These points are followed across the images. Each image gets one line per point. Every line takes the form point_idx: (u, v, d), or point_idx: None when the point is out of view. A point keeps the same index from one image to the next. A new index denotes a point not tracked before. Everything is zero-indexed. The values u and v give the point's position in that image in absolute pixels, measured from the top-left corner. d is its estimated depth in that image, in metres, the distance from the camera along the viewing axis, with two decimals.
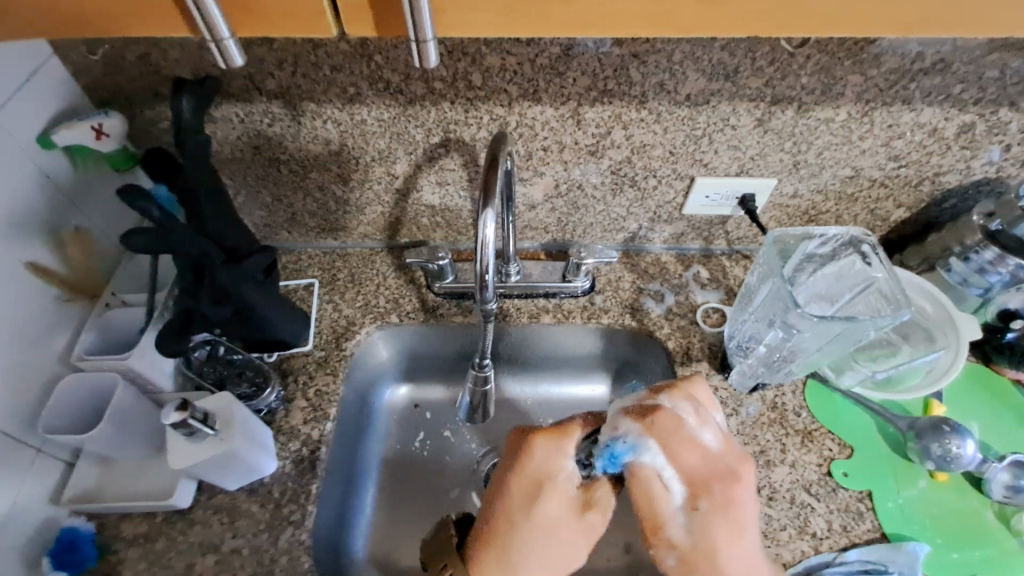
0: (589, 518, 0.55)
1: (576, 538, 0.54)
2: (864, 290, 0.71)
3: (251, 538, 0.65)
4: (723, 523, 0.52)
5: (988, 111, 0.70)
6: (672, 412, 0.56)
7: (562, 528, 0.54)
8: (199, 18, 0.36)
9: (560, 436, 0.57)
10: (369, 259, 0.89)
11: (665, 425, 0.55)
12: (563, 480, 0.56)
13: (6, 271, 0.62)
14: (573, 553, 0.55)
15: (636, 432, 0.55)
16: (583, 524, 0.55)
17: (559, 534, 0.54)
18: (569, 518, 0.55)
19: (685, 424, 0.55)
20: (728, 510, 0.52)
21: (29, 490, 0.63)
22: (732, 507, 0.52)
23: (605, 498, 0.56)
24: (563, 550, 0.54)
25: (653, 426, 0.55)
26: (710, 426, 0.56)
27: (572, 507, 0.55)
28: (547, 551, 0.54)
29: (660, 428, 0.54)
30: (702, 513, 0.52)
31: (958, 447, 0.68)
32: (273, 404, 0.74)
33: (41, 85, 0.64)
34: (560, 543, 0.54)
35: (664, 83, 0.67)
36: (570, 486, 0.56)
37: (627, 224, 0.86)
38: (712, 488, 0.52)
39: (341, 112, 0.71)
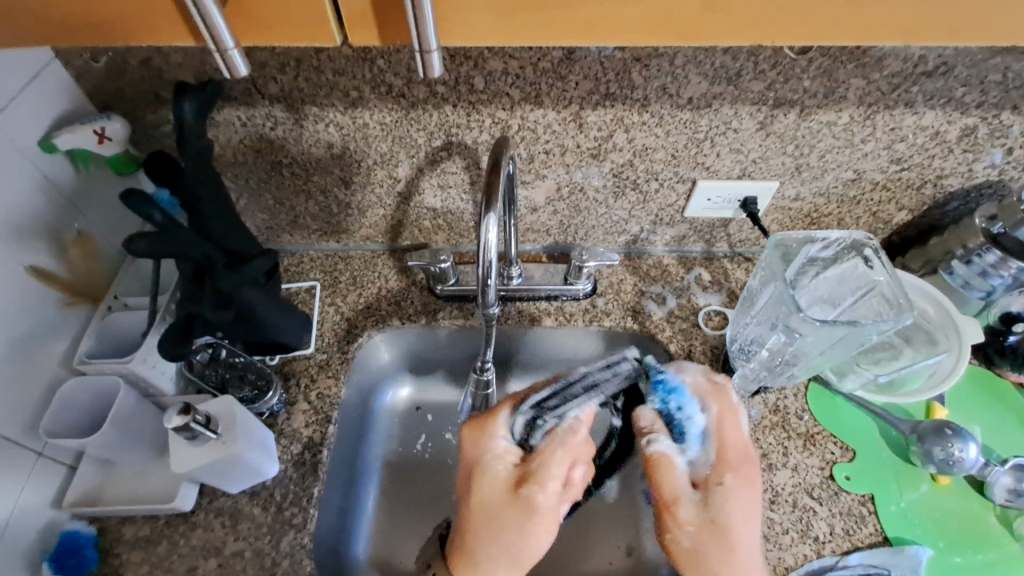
0: (528, 493, 0.56)
1: (517, 517, 0.55)
2: (866, 294, 0.71)
3: (253, 542, 0.65)
4: (737, 494, 0.58)
5: (990, 114, 0.70)
6: (733, 394, 0.65)
7: (499, 509, 0.56)
8: (202, 27, 0.36)
9: (483, 425, 0.62)
10: (371, 262, 0.89)
11: (726, 403, 0.64)
12: (496, 463, 0.59)
13: (8, 275, 0.62)
14: (525, 534, 0.55)
15: (704, 391, 0.65)
16: (524, 500, 0.56)
17: (500, 517, 0.56)
18: (508, 496, 0.57)
19: (738, 412, 0.64)
20: (749, 491, 0.59)
21: (31, 493, 0.63)
22: (752, 494, 0.59)
23: (545, 467, 0.57)
24: (515, 532, 0.55)
25: (720, 397, 0.64)
26: (746, 420, 0.65)
27: (507, 488, 0.57)
28: (497, 536, 0.55)
29: (721, 400, 0.64)
30: (723, 491, 0.58)
31: (960, 451, 0.68)
32: (275, 408, 0.74)
33: (42, 88, 0.64)
34: (509, 525, 0.55)
35: (666, 87, 0.67)
36: (499, 466, 0.59)
37: (629, 226, 0.86)
38: (741, 469, 0.60)
39: (343, 115, 0.71)
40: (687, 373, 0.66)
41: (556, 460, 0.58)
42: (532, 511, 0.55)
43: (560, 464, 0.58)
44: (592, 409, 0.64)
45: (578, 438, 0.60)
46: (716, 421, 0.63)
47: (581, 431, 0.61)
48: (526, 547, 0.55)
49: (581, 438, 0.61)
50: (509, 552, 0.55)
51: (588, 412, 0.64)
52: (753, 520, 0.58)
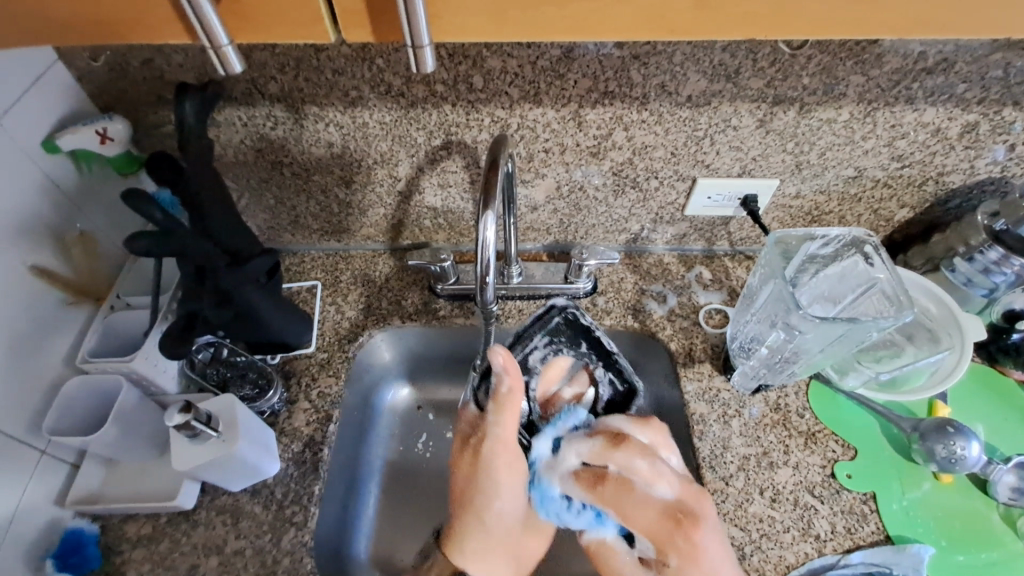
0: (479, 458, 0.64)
1: (469, 471, 0.65)
2: (867, 290, 0.71)
3: (254, 540, 0.65)
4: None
5: (992, 111, 0.69)
6: (630, 466, 0.59)
7: (461, 473, 0.66)
8: (196, 25, 0.36)
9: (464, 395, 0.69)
10: (371, 261, 0.89)
11: (612, 486, 0.59)
12: (465, 423, 0.68)
13: (12, 275, 0.62)
14: (480, 490, 0.64)
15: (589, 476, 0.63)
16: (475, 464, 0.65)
17: (463, 481, 0.66)
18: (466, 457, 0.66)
19: (635, 476, 0.58)
20: (694, 557, 0.53)
21: (34, 491, 0.63)
22: (694, 557, 0.53)
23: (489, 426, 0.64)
24: (473, 492, 0.65)
25: (603, 484, 0.60)
26: (662, 467, 0.62)
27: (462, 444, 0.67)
28: (463, 495, 0.66)
29: (607, 489, 0.59)
30: (667, 573, 0.55)
31: (963, 449, 0.68)
32: (276, 406, 0.74)
33: (45, 89, 0.64)
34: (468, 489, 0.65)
35: (665, 84, 0.67)
36: (467, 427, 0.67)
37: (629, 225, 0.86)
38: (669, 538, 0.54)
39: (342, 115, 0.71)
40: (570, 461, 0.66)
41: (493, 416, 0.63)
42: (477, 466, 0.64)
43: (498, 419, 0.63)
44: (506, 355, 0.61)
45: (501, 389, 0.62)
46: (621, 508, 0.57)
47: (503, 385, 0.62)
48: (482, 505, 0.65)
49: (506, 392, 0.62)
50: (470, 514, 0.65)
51: (500, 359, 0.61)
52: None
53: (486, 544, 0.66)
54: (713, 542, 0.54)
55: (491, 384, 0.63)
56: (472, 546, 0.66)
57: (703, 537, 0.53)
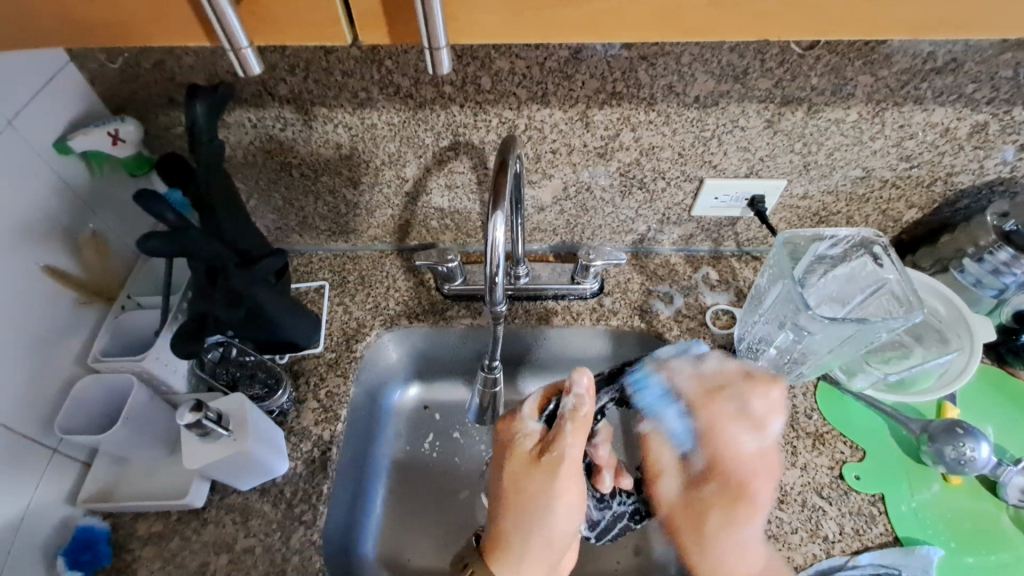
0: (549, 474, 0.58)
1: (544, 483, 0.58)
2: (876, 292, 0.70)
3: (263, 538, 0.66)
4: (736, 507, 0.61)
5: (1002, 111, 0.69)
6: (758, 403, 0.64)
7: (531, 487, 0.58)
8: (217, 26, 0.36)
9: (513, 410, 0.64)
10: (379, 261, 0.90)
11: (718, 408, 0.63)
12: (524, 438, 0.61)
13: (26, 274, 0.63)
14: (548, 504, 0.58)
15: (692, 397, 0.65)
16: (547, 483, 0.58)
17: (536, 500, 0.58)
18: (536, 477, 0.59)
19: (745, 414, 0.64)
20: (747, 503, 0.61)
21: (46, 489, 0.64)
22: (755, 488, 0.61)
23: (560, 442, 0.59)
24: (540, 511, 0.58)
25: (713, 406, 0.64)
26: (764, 428, 0.64)
27: (531, 459, 0.60)
28: (527, 513, 0.58)
29: (719, 410, 0.63)
30: (716, 488, 0.61)
31: (972, 450, 0.67)
32: (285, 406, 0.74)
33: (58, 91, 0.65)
34: (535, 509, 0.58)
35: (672, 85, 0.67)
36: (528, 442, 0.61)
37: (636, 225, 0.86)
38: (732, 472, 0.61)
39: (351, 116, 0.71)
40: (677, 376, 0.66)
41: (568, 434, 0.59)
42: (554, 472, 0.58)
43: (574, 437, 0.59)
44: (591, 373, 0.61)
45: (578, 409, 0.59)
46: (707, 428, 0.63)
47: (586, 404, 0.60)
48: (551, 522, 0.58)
49: (584, 411, 0.59)
50: (534, 534, 0.58)
51: (585, 378, 0.60)
52: (743, 525, 0.61)
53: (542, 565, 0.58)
54: (765, 498, 0.62)
55: (564, 407, 0.60)
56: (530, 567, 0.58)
57: (761, 496, 0.61)
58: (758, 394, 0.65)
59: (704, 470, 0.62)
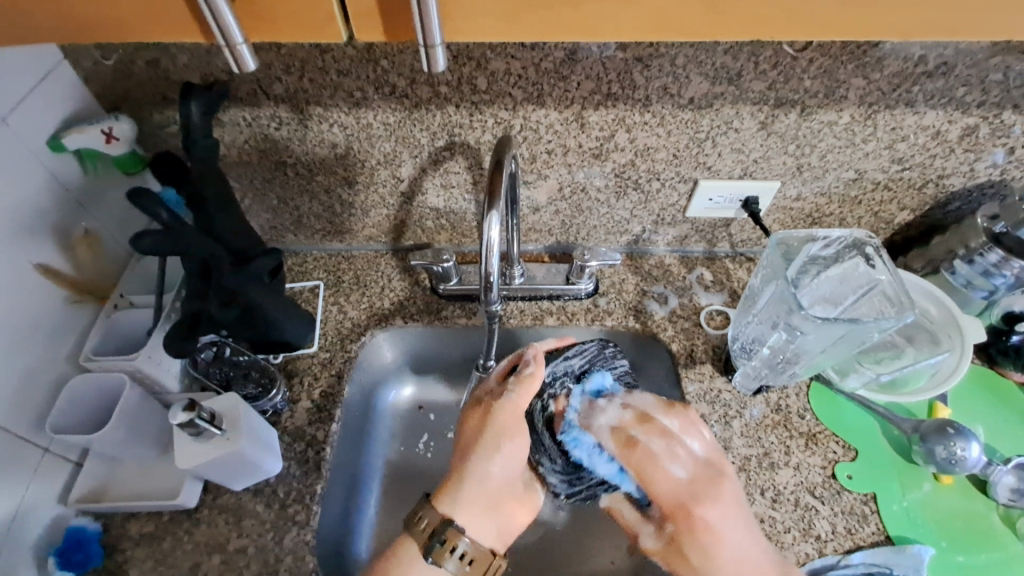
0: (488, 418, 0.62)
1: (483, 417, 0.62)
2: (868, 292, 0.71)
3: (256, 538, 0.65)
4: (690, 552, 0.56)
5: (992, 114, 0.70)
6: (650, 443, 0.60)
7: (475, 430, 0.62)
8: (212, 24, 0.36)
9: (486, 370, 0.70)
10: (373, 262, 0.90)
11: (638, 456, 0.60)
12: (482, 388, 0.67)
13: (18, 274, 0.62)
14: (483, 435, 0.61)
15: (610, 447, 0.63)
16: (484, 425, 0.62)
17: (477, 438, 0.61)
18: (478, 418, 0.63)
19: (656, 458, 0.59)
20: (701, 533, 0.56)
21: (36, 489, 0.63)
22: (704, 530, 0.55)
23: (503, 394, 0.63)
24: (480, 452, 0.60)
25: (630, 457, 0.60)
26: (682, 455, 0.59)
27: (477, 402, 0.65)
28: (465, 442, 0.62)
29: (637, 457, 0.60)
30: (679, 530, 0.57)
31: (963, 450, 0.68)
32: (279, 406, 0.74)
33: (51, 88, 0.65)
34: (475, 449, 0.61)
35: (667, 87, 0.67)
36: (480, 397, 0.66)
37: (631, 227, 0.86)
38: (687, 515, 0.56)
39: (347, 115, 0.71)
40: (600, 435, 0.65)
41: (511, 388, 0.63)
42: (492, 413, 0.62)
43: (517, 391, 0.63)
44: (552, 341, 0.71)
45: (525, 370, 0.64)
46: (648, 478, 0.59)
47: (534, 369, 0.64)
48: (488, 453, 0.60)
49: (529, 375, 0.63)
50: (471, 467, 0.60)
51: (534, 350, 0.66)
52: (715, 557, 0.55)
53: (484, 499, 0.59)
54: (722, 530, 0.56)
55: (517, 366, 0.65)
56: (469, 501, 0.59)
57: (705, 523, 0.56)
58: (660, 438, 0.60)
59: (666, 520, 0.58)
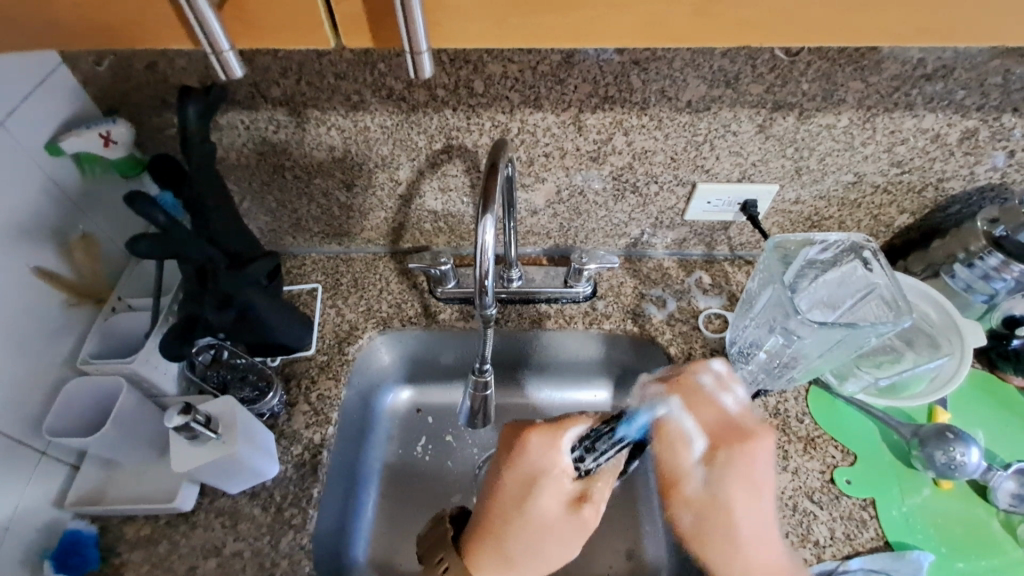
0: (580, 517, 0.57)
1: (568, 530, 0.56)
2: (866, 296, 0.70)
3: (252, 542, 0.65)
4: (729, 487, 0.57)
5: (992, 117, 0.70)
6: (697, 379, 0.62)
7: (562, 523, 0.56)
8: (198, 30, 0.36)
9: (554, 433, 0.60)
10: (372, 264, 0.90)
11: (689, 390, 0.61)
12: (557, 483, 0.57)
13: (17, 276, 0.63)
14: (562, 542, 0.56)
15: (658, 394, 0.62)
16: (574, 527, 0.57)
17: (561, 530, 0.56)
18: (569, 516, 0.56)
19: (705, 389, 0.61)
20: (739, 466, 0.57)
21: (33, 492, 0.63)
22: (749, 462, 0.57)
23: (599, 495, 0.58)
24: (552, 545, 0.56)
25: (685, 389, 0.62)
26: (729, 392, 0.62)
27: (562, 504, 0.57)
28: (533, 541, 0.55)
29: (683, 387, 0.62)
30: (718, 470, 0.57)
31: (962, 455, 0.68)
32: (276, 408, 0.74)
33: (50, 91, 0.65)
34: (552, 540, 0.56)
35: (665, 90, 0.67)
36: (567, 479, 0.58)
37: (629, 229, 0.86)
38: (733, 444, 0.57)
39: (344, 119, 0.71)
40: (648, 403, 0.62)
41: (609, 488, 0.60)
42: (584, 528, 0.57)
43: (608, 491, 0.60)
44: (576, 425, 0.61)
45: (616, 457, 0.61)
46: (684, 409, 0.61)
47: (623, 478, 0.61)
48: (557, 552, 0.56)
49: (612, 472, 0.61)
50: (534, 560, 0.56)
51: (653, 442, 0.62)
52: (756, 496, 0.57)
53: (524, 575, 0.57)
54: (764, 474, 0.57)
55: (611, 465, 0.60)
56: None
57: (745, 459, 0.57)
58: (697, 372, 0.63)
59: (707, 456, 0.58)
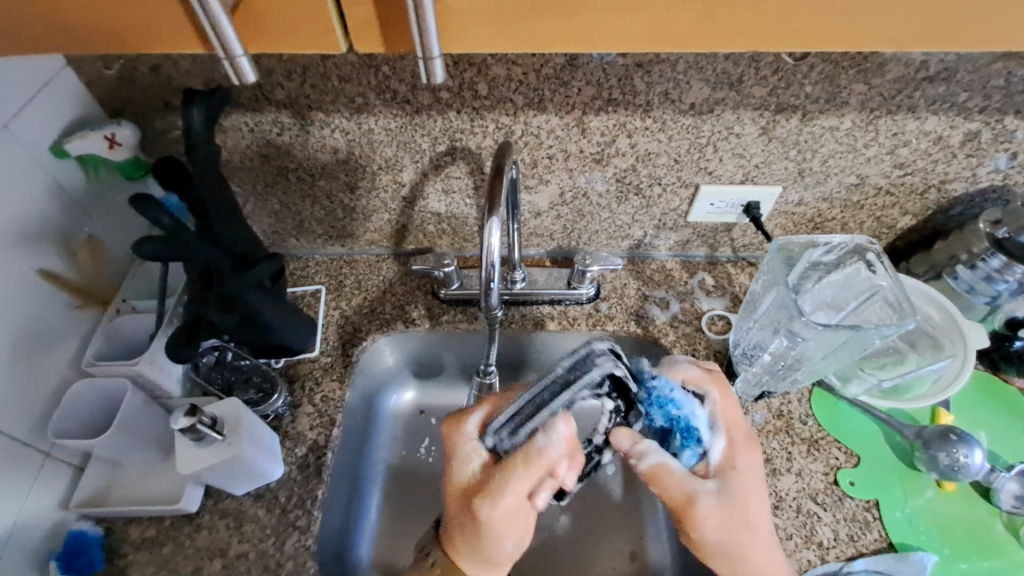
0: (474, 511, 0.52)
1: (471, 519, 0.53)
2: (870, 298, 0.71)
3: (257, 543, 0.65)
4: (748, 497, 0.57)
5: (994, 119, 0.70)
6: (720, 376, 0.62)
7: (464, 511, 0.53)
8: (212, 36, 0.36)
9: (460, 418, 0.58)
10: (375, 266, 0.90)
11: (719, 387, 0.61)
12: (461, 466, 0.55)
13: (24, 279, 0.63)
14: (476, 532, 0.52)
15: (699, 382, 0.60)
16: (474, 520, 0.52)
17: (467, 521, 0.53)
18: (464, 503, 0.54)
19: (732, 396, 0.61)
20: (750, 480, 0.57)
21: (39, 494, 0.63)
22: (752, 479, 0.57)
23: (498, 485, 0.52)
24: (468, 535, 0.53)
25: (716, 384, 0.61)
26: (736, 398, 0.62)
27: (466, 489, 0.54)
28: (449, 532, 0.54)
29: (718, 383, 0.61)
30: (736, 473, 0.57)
31: (965, 456, 0.68)
32: (281, 410, 0.75)
33: (55, 93, 0.65)
34: (465, 528, 0.53)
35: (668, 93, 0.67)
36: (471, 463, 0.55)
37: (632, 231, 0.86)
38: (746, 452, 0.58)
39: (348, 121, 0.71)
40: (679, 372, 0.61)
41: (515, 476, 0.51)
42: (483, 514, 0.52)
43: (517, 482, 0.51)
44: (484, 412, 0.58)
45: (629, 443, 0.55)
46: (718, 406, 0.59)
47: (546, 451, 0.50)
48: (472, 539, 0.53)
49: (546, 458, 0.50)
50: (461, 551, 0.54)
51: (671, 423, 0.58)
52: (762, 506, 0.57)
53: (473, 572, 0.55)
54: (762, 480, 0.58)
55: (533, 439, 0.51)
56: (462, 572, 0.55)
57: (753, 468, 0.58)
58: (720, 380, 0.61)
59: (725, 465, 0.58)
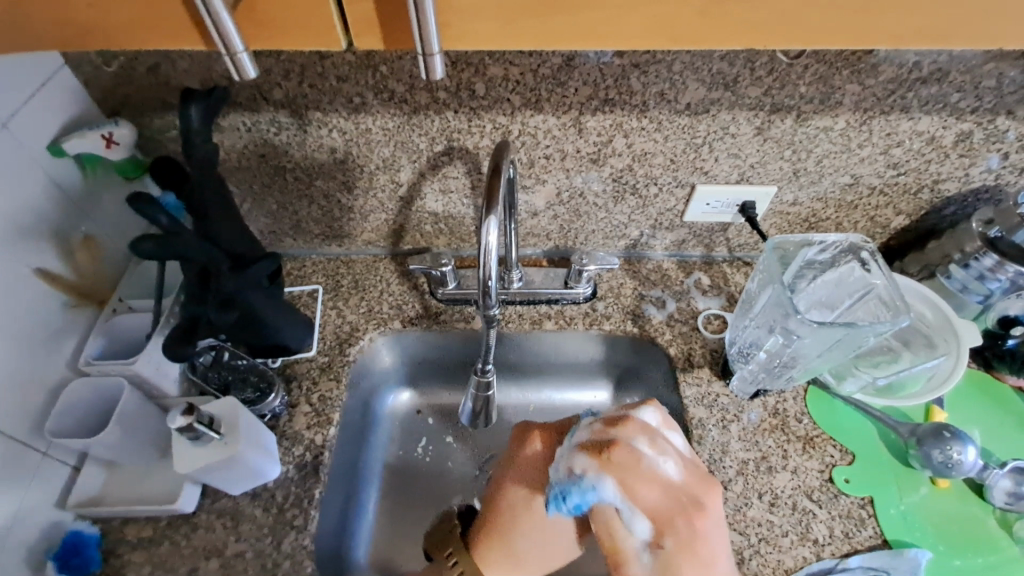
0: (585, 515, 0.60)
1: (574, 527, 0.60)
2: (864, 296, 0.71)
3: (254, 543, 0.65)
4: (687, 573, 0.47)
5: (986, 120, 0.70)
6: (634, 443, 0.50)
7: (562, 524, 0.59)
8: (213, 32, 0.36)
9: (561, 435, 0.61)
10: (372, 266, 0.90)
11: (626, 452, 0.50)
12: None
13: (21, 278, 0.63)
14: (570, 540, 0.60)
15: (595, 467, 0.50)
16: (581, 523, 0.60)
17: (563, 532, 0.59)
18: (568, 515, 0.59)
19: (645, 457, 0.50)
20: (693, 546, 0.48)
21: (34, 493, 0.63)
22: (699, 545, 0.48)
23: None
24: (561, 540, 0.59)
25: (614, 447, 0.50)
26: (665, 439, 0.53)
27: None
28: (543, 538, 0.58)
29: (619, 456, 0.50)
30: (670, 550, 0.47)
31: (959, 454, 0.69)
32: (277, 410, 0.74)
33: (52, 92, 0.65)
34: (561, 537, 0.59)
35: (664, 93, 0.68)
36: None
37: (628, 231, 0.87)
38: (677, 525, 0.48)
39: (346, 121, 0.72)
40: (574, 457, 0.52)
41: None
42: (587, 523, 0.60)
43: None
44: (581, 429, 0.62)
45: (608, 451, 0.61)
46: (623, 491, 0.49)
47: None
48: (565, 543, 0.60)
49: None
50: (543, 557, 0.59)
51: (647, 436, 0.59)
52: (708, 566, 0.48)
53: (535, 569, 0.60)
54: (716, 531, 0.49)
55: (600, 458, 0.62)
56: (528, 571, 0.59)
57: (701, 524, 0.49)
58: (630, 441, 0.50)
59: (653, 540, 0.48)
